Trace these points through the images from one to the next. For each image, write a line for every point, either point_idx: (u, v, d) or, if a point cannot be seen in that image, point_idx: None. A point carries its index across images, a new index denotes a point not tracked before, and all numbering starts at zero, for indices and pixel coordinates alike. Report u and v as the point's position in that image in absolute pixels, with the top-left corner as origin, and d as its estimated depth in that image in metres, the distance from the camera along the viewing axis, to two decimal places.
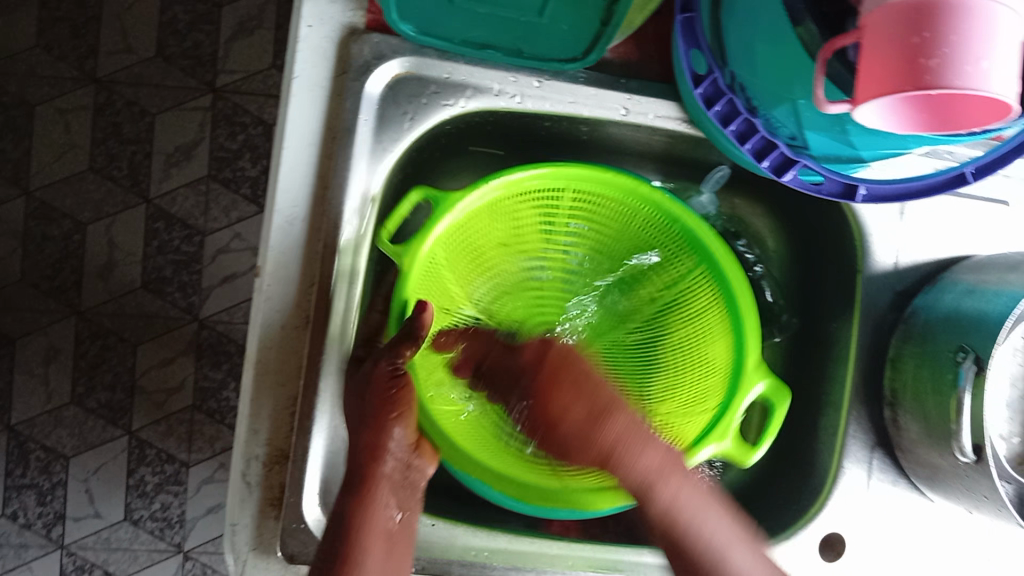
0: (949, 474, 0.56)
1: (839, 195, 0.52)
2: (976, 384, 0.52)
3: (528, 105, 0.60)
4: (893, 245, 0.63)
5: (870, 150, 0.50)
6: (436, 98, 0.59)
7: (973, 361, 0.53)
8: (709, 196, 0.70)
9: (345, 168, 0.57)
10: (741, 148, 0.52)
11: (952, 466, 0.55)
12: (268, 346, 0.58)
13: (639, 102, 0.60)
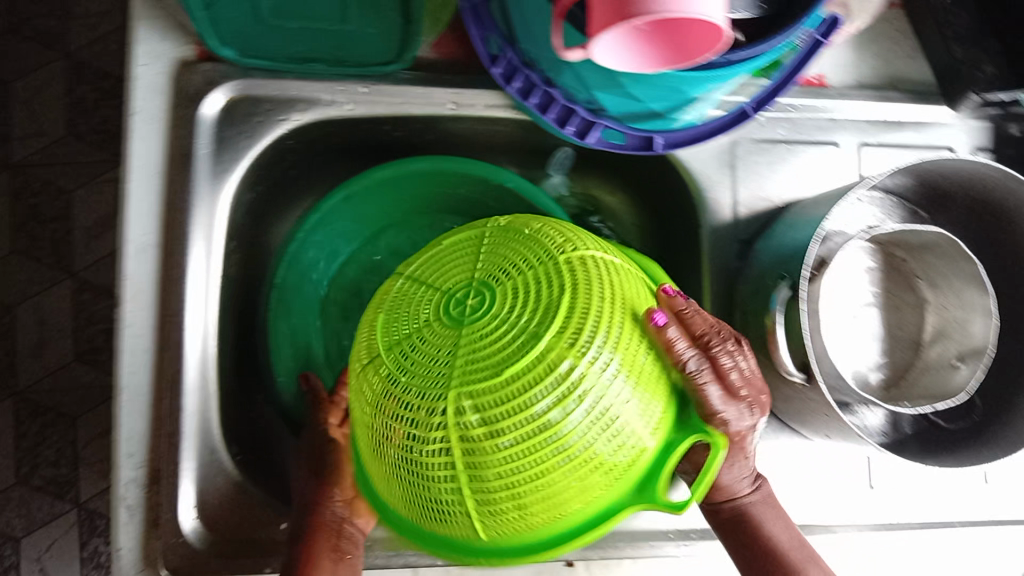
0: (800, 404, 0.58)
1: (641, 148, 0.56)
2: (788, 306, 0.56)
3: (359, 111, 0.63)
4: (728, 195, 0.66)
5: (657, 101, 0.53)
6: (270, 115, 0.62)
7: (790, 286, 0.57)
8: (560, 177, 0.73)
9: (188, 192, 0.60)
10: (545, 118, 0.56)
11: (798, 391, 0.57)
12: (134, 372, 0.59)
13: (465, 95, 0.63)
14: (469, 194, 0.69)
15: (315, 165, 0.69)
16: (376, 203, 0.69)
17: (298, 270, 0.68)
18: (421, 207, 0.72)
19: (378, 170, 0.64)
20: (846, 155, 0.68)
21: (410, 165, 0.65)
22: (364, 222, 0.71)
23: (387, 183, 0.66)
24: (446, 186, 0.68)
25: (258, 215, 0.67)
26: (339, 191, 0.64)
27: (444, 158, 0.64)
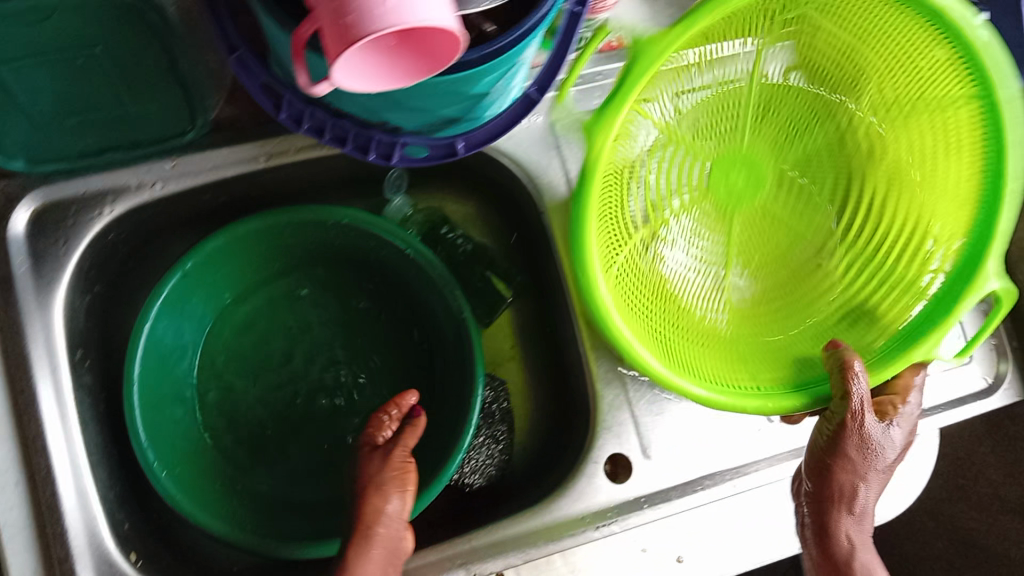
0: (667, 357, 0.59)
1: (446, 155, 0.56)
2: None
3: (171, 188, 0.61)
4: (562, 175, 0.66)
5: (446, 108, 0.53)
6: (81, 216, 0.60)
7: None
8: (401, 199, 0.71)
9: (16, 313, 0.58)
10: (344, 149, 0.55)
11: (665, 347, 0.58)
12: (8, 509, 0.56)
13: (272, 145, 0.62)
14: (312, 235, 0.67)
15: (152, 251, 0.68)
16: (218, 271, 0.66)
17: (157, 362, 0.63)
18: (266, 262, 0.68)
19: (211, 239, 0.62)
20: None
21: (240, 227, 0.63)
22: (211, 293, 0.67)
23: (221, 250, 0.64)
24: (284, 237, 0.67)
25: (105, 315, 0.66)
26: (178, 268, 0.62)
27: (269, 213, 0.63)
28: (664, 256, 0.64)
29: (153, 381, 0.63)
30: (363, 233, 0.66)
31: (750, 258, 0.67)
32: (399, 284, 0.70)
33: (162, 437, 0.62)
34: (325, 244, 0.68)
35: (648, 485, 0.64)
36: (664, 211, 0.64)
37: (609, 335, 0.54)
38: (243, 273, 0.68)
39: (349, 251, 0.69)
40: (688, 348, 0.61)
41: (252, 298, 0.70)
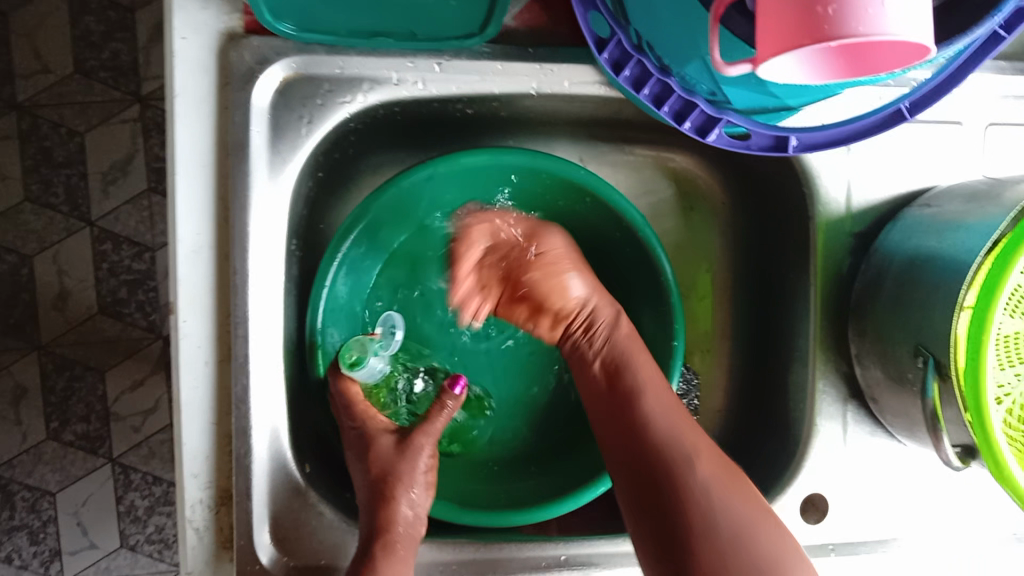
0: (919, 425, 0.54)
1: (770, 148, 0.48)
2: (939, 389, 0.49)
3: (432, 90, 0.56)
4: (844, 182, 0.59)
5: (795, 97, 0.47)
6: (332, 96, 0.55)
7: (933, 368, 0.49)
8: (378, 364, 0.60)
9: (243, 186, 0.53)
10: (659, 112, 0.49)
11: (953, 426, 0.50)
12: (195, 387, 0.54)
13: (551, 71, 0.55)
14: (543, 189, 0.60)
15: (376, 144, 0.62)
16: (454, 192, 0.60)
17: (344, 279, 0.59)
18: (479, 200, 0.62)
19: (471, 154, 0.56)
20: (969, 136, 0.60)
21: (507, 155, 0.57)
22: (423, 216, 0.62)
23: (474, 171, 0.58)
24: (533, 182, 0.60)
25: (317, 203, 0.61)
26: (426, 168, 0.56)
27: (542, 154, 0.57)
28: None
29: (337, 304, 0.59)
30: (602, 210, 0.60)
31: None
32: (614, 263, 0.64)
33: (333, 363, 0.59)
34: (546, 201, 0.62)
35: (842, 533, 0.60)
36: None
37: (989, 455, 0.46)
38: (453, 204, 0.62)
39: (570, 216, 0.63)
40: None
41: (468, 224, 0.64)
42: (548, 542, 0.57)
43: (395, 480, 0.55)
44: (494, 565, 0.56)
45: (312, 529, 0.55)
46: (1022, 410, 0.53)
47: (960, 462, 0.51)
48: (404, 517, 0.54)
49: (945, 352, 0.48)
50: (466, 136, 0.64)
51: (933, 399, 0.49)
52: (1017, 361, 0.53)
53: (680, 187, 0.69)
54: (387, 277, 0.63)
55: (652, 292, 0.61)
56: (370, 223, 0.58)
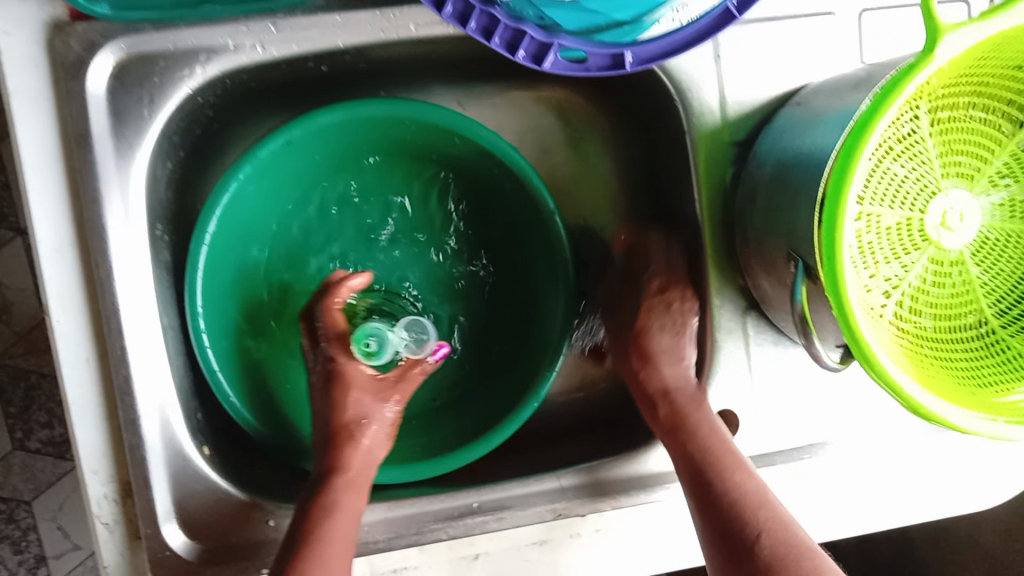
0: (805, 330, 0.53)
1: (609, 68, 0.46)
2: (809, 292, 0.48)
3: (273, 52, 0.54)
4: (716, 91, 0.58)
5: (623, 10, 0.45)
6: (169, 73, 0.53)
7: (804, 270, 0.48)
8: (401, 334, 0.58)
9: (92, 178, 0.52)
10: (490, 45, 0.45)
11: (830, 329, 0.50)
12: (80, 385, 0.54)
13: (393, 16, 0.53)
14: (412, 137, 0.59)
15: (240, 115, 0.61)
16: (321, 153, 0.59)
17: (225, 253, 0.58)
18: (352, 158, 0.61)
19: (327, 112, 0.55)
20: (842, 26, 0.58)
21: (362, 107, 0.55)
22: (296, 182, 0.61)
23: (335, 128, 0.57)
24: (401, 132, 0.59)
25: (186, 184, 0.60)
26: (281, 134, 0.55)
27: (399, 101, 0.56)
28: (929, 252, 0.53)
29: (221, 285, 0.58)
30: (477, 151, 0.58)
31: (1002, 268, 0.54)
32: (501, 205, 0.62)
33: (226, 339, 0.58)
34: (420, 150, 0.61)
35: (753, 445, 0.60)
36: (927, 184, 0.52)
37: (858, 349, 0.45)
38: (326, 165, 0.61)
39: (448, 161, 0.61)
40: (950, 352, 0.52)
41: (349, 186, 0.63)
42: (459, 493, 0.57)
43: (361, 423, 0.55)
44: (407, 521, 0.57)
45: (220, 510, 0.55)
46: (908, 300, 0.51)
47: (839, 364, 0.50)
48: (362, 458, 0.54)
49: (811, 255, 0.47)
50: (334, 94, 0.62)
51: (801, 305, 0.48)
52: (896, 250, 0.51)
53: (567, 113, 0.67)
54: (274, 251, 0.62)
55: (540, 228, 0.59)
56: (236, 197, 0.56)
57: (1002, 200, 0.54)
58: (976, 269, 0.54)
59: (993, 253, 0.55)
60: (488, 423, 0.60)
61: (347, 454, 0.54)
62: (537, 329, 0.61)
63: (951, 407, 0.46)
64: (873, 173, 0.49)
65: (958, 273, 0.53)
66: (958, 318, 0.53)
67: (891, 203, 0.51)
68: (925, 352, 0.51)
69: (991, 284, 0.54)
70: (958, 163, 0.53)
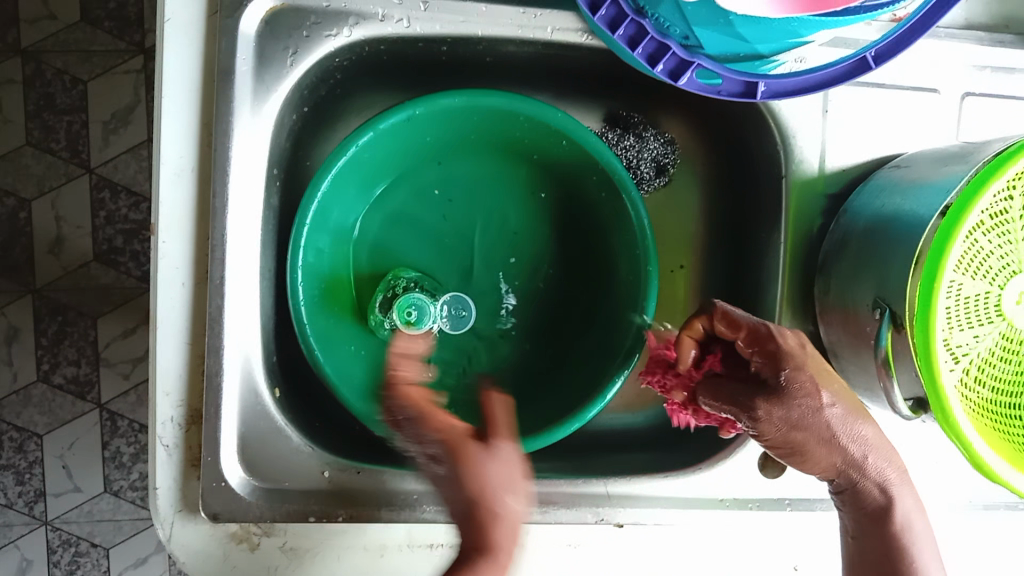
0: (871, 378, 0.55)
1: (740, 95, 0.49)
2: (893, 339, 0.50)
3: (417, 29, 0.57)
4: (819, 143, 0.60)
5: (765, 43, 0.48)
6: (318, 29, 0.56)
7: (890, 318, 0.50)
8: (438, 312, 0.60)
9: (227, 111, 0.54)
10: (632, 53, 0.49)
11: (906, 379, 0.51)
12: (172, 306, 0.55)
13: (534, 15, 0.57)
14: (520, 133, 0.62)
15: (363, 84, 0.63)
16: (433, 134, 0.62)
17: (329, 209, 0.60)
18: (459, 144, 0.64)
19: (449, 95, 0.58)
20: (945, 105, 0.61)
21: (484, 97, 0.58)
22: (402, 157, 0.63)
23: (452, 113, 0.59)
24: (513, 126, 0.61)
25: (301, 137, 0.62)
26: (405, 109, 0.58)
27: (519, 96, 0.58)
28: (1001, 327, 0.54)
29: (319, 239, 0.60)
30: (581, 156, 0.61)
31: None
32: (591, 211, 0.65)
33: (320, 294, 0.60)
34: (523, 146, 0.63)
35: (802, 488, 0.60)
36: (1010, 261, 0.54)
37: (934, 398, 0.46)
38: (433, 147, 0.63)
39: (548, 162, 0.64)
40: (1008, 425, 0.53)
41: (447, 169, 0.65)
42: None
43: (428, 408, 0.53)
44: None
45: (279, 452, 0.57)
46: (977, 369, 0.53)
47: (912, 413, 0.51)
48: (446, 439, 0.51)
49: (902, 304, 0.49)
50: (452, 82, 0.65)
51: (885, 349, 0.50)
52: (972, 321, 0.53)
53: (675, 149, 0.69)
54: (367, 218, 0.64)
55: (629, 240, 0.61)
56: (351, 158, 0.59)
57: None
58: None
59: None
60: (545, 419, 0.61)
61: (466, 468, 0.49)
62: (608, 337, 0.63)
63: (1012, 471, 0.48)
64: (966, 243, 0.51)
65: None
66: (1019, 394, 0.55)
67: (975, 275, 0.53)
68: (986, 422, 0.53)
69: None
70: None
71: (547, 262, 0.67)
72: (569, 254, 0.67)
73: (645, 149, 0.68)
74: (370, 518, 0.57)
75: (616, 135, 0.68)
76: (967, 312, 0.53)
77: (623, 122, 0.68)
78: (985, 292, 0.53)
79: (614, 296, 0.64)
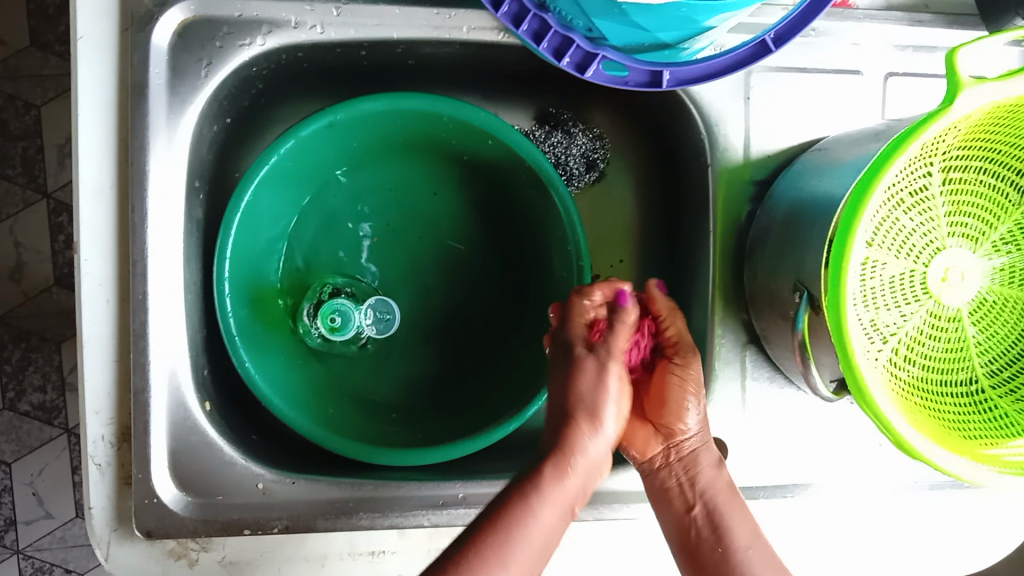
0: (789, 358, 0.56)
1: (646, 84, 0.49)
2: (811, 321, 0.50)
3: (331, 35, 0.57)
4: (743, 130, 0.60)
5: (667, 31, 0.48)
6: (231, 39, 0.56)
7: (808, 299, 0.50)
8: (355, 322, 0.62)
9: (142, 126, 0.54)
10: (539, 48, 0.48)
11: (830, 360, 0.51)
12: (96, 324, 0.55)
13: (449, 16, 0.57)
14: (446, 134, 0.62)
15: (288, 92, 0.63)
16: (359, 139, 0.62)
17: (256, 218, 0.60)
18: (388, 148, 0.64)
19: (370, 100, 0.57)
20: (867, 86, 0.61)
21: (404, 100, 0.58)
22: (331, 164, 0.63)
23: (374, 117, 0.59)
24: (439, 128, 0.61)
25: (226, 149, 0.62)
26: (325, 116, 0.57)
27: (439, 98, 0.58)
28: (928, 305, 0.54)
29: (247, 249, 0.60)
30: (508, 155, 0.61)
31: (996, 330, 0.56)
32: (522, 208, 0.65)
33: (250, 306, 0.59)
34: (451, 147, 0.63)
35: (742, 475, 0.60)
36: (933, 239, 0.54)
37: (851, 379, 0.46)
38: (361, 152, 0.63)
39: (478, 162, 0.64)
40: (941, 402, 0.52)
41: (378, 174, 0.65)
42: (450, 483, 0.58)
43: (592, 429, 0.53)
44: (393, 501, 0.57)
45: (211, 466, 0.56)
46: (905, 349, 0.52)
47: (834, 394, 0.52)
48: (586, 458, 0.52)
49: (818, 286, 0.49)
50: (379, 87, 0.65)
51: (803, 332, 0.51)
52: (898, 300, 0.53)
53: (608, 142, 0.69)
54: (301, 227, 0.64)
55: (559, 236, 0.61)
56: (275, 167, 0.58)
57: (1002, 265, 0.56)
58: (971, 328, 0.56)
59: (988, 316, 0.56)
60: (484, 418, 0.61)
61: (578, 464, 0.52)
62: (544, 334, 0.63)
63: (936, 448, 0.47)
64: (883, 222, 0.50)
65: (955, 330, 0.55)
66: (953, 372, 0.55)
67: (900, 253, 0.52)
68: (924, 404, 0.51)
69: (984, 343, 0.56)
70: (965, 224, 0.55)
71: (483, 261, 0.67)
72: (505, 252, 0.67)
73: (573, 145, 0.67)
74: (307, 529, 0.56)
75: (545, 133, 0.68)
76: (893, 291, 0.52)
77: (553, 120, 0.68)
78: (910, 271, 0.53)
79: (549, 292, 0.64)
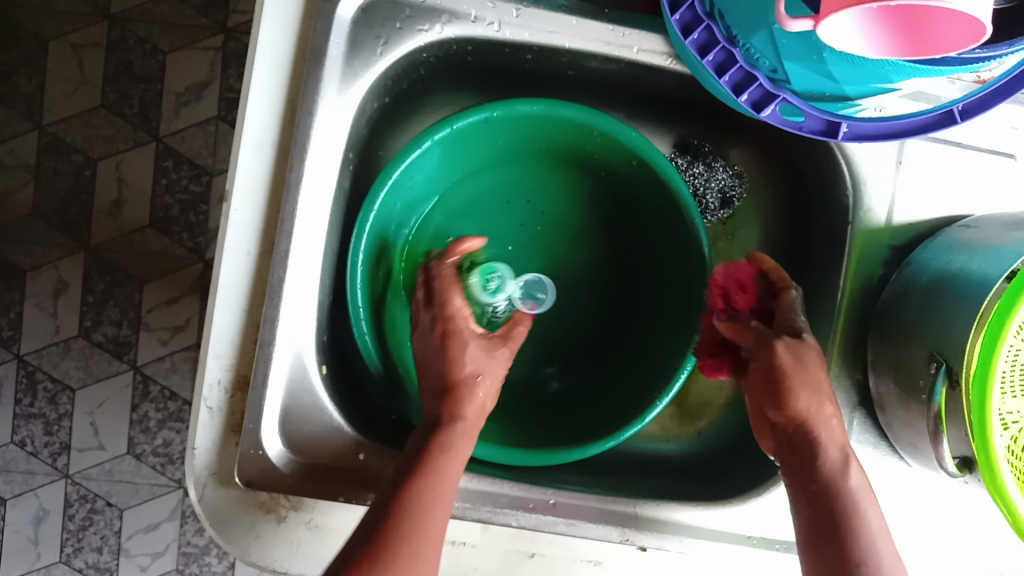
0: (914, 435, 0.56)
1: (821, 132, 0.49)
2: (947, 396, 0.50)
3: (506, 34, 0.58)
4: (889, 194, 0.60)
5: (853, 85, 0.49)
6: (411, 22, 0.57)
7: (946, 373, 0.50)
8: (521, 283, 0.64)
9: (313, 90, 0.56)
10: (718, 80, 0.49)
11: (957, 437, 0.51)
12: (234, 272, 0.56)
13: (622, 34, 0.57)
14: (592, 147, 0.63)
15: (444, 82, 0.65)
16: (506, 138, 0.63)
17: (398, 197, 0.61)
18: (530, 150, 0.65)
19: (529, 102, 0.58)
20: (1021, 171, 0.61)
21: (562, 108, 0.59)
22: (474, 157, 0.64)
23: (529, 118, 0.60)
24: (587, 140, 0.62)
25: (378, 126, 0.63)
26: (483, 110, 0.58)
27: (595, 112, 0.59)
28: None
29: (383, 225, 0.61)
30: (650, 178, 0.61)
31: None
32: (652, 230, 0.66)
33: (376, 280, 0.61)
34: (593, 160, 0.64)
35: None
36: None
37: (981, 453, 0.45)
38: (504, 150, 0.64)
39: (616, 178, 0.65)
40: None
41: (514, 173, 0.67)
42: (542, 488, 0.58)
43: (476, 379, 0.56)
44: (484, 496, 0.58)
45: (318, 429, 0.58)
46: None
47: (957, 471, 0.51)
48: (475, 410, 0.54)
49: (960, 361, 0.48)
50: (530, 90, 0.66)
51: (939, 404, 0.50)
52: None
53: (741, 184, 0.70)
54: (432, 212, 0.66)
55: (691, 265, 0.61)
56: (426, 151, 0.60)
57: None
58: None
59: None
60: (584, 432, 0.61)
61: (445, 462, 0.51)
62: (654, 358, 0.63)
63: None
64: None
65: None
66: None
67: None
68: None
69: None
70: None
71: (599, 276, 0.68)
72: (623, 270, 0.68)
73: (713, 179, 0.69)
74: None
75: (685, 162, 0.70)
76: None
77: (693, 150, 0.70)
78: None
79: (665, 318, 0.64)
